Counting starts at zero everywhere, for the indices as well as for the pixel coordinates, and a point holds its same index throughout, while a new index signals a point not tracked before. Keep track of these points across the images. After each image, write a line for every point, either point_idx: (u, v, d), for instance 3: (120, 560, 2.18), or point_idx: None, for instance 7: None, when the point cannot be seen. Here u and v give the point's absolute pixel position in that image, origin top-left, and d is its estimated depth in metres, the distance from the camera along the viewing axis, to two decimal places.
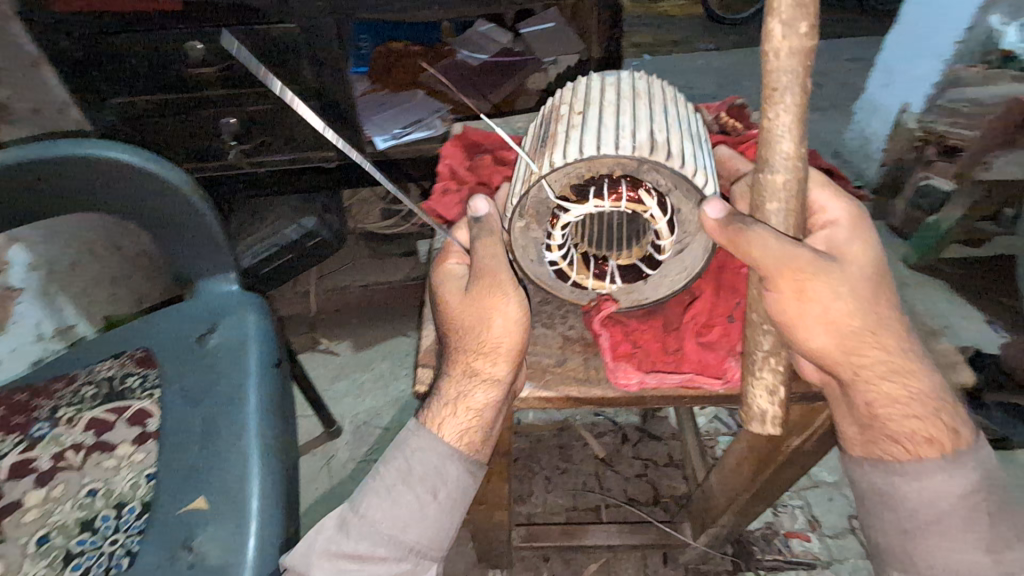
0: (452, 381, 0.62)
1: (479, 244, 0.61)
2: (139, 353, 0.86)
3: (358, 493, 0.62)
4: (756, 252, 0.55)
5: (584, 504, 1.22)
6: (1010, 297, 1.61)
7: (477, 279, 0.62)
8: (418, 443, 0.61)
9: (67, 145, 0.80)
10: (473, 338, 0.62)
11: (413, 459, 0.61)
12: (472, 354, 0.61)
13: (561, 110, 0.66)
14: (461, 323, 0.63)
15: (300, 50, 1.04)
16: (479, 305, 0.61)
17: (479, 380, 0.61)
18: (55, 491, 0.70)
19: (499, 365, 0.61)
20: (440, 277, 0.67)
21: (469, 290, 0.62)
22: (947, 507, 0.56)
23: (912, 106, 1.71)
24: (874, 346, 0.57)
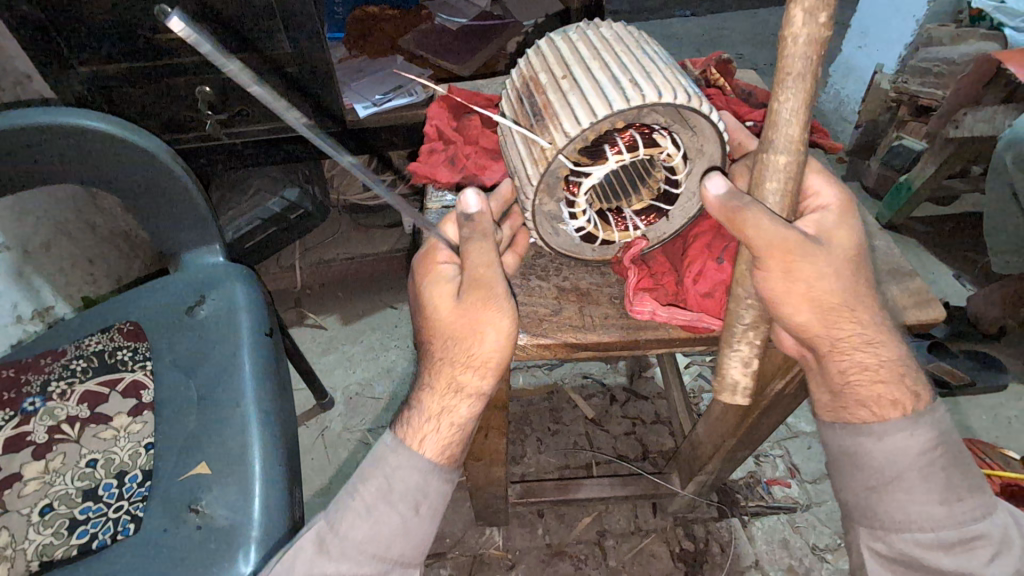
0: (436, 394, 0.61)
1: (472, 246, 0.60)
2: (128, 327, 0.85)
3: (336, 506, 0.59)
4: (750, 230, 0.56)
5: (575, 462, 1.25)
6: (977, 252, 1.67)
7: (471, 289, 0.60)
8: (398, 460, 0.59)
9: (38, 114, 0.76)
10: (461, 349, 0.60)
11: (394, 476, 0.59)
12: (459, 367, 0.60)
13: (540, 78, 0.62)
14: (450, 332, 0.61)
15: (274, 13, 1.00)
16: (470, 315, 0.59)
17: (465, 393, 0.61)
18: (54, 463, 0.70)
19: (487, 379, 0.60)
20: (429, 277, 0.63)
21: (461, 299, 0.60)
22: (906, 463, 0.58)
23: (886, 67, 1.74)
24: (851, 320, 0.59)
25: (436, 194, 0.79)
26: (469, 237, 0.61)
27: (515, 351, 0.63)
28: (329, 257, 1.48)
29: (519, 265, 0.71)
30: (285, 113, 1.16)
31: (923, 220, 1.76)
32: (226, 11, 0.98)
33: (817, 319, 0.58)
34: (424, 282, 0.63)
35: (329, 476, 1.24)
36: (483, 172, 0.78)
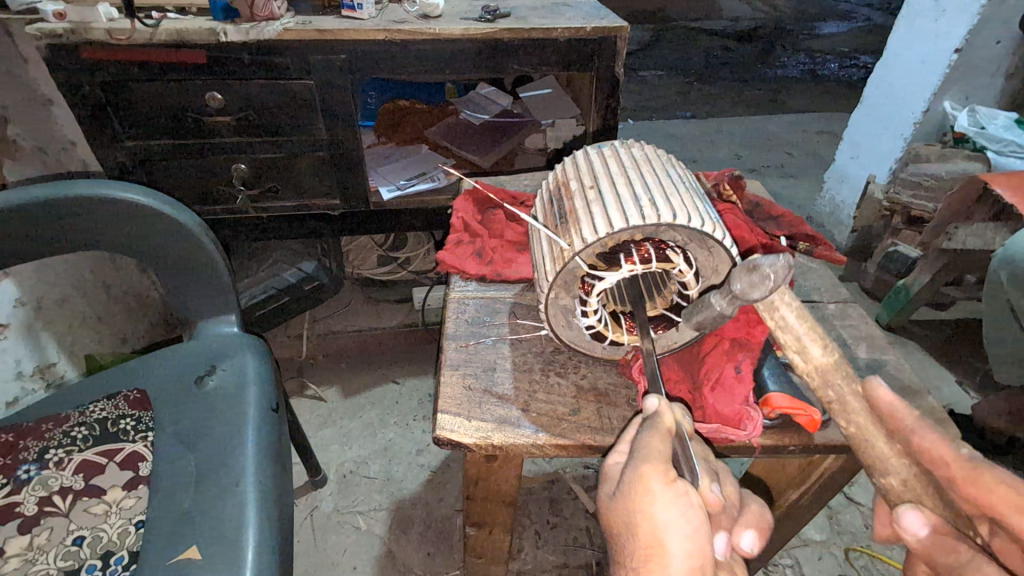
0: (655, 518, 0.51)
1: (606, 503, 0.56)
2: (134, 394, 0.84)
3: (655, 548, 0.51)
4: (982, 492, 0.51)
5: (575, 561, 1.19)
6: (978, 359, 1.70)
7: (623, 484, 0.54)
8: (667, 527, 0.51)
9: (85, 187, 0.81)
10: (635, 540, 0.53)
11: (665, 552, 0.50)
12: (645, 554, 0.52)
13: (570, 185, 0.66)
14: (620, 526, 0.55)
15: (315, 105, 1.09)
16: (627, 506, 0.53)
17: (670, 505, 0.51)
18: (40, 538, 0.67)
19: (680, 547, 0.50)
20: (642, 516, 0.52)
21: (618, 492, 0.54)
22: None
23: (879, 178, 1.88)
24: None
25: (460, 283, 0.81)
26: (641, 431, 0.59)
27: (533, 450, 0.62)
28: (338, 328, 1.58)
29: (539, 360, 0.71)
30: (313, 193, 1.22)
31: (920, 324, 1.80)
32: (273, 100, 1.06)
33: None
34: (649, 521, 0.51)
35: (315, 562, 1.17)
36: (509, 265, 0.82)
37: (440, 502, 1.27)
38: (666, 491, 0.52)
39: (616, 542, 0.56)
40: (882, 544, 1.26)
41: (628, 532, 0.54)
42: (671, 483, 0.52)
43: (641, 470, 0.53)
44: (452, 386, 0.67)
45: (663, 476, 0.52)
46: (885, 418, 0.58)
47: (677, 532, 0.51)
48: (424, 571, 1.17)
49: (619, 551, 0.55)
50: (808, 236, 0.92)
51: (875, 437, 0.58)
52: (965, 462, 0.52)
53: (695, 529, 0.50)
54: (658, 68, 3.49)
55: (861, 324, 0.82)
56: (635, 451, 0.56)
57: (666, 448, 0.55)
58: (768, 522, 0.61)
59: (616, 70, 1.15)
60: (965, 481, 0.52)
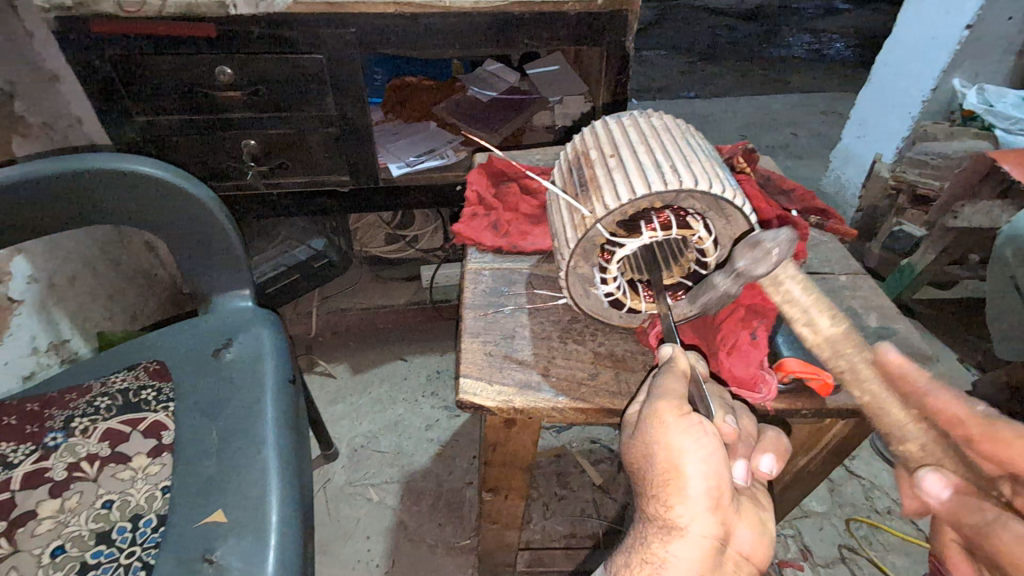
0: (671, 448, 0.53)
1: (623, 440, 0.59)
2: (153, 366, 0.85)
3: (672, 474, 0.53)
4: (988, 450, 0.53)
5: (583, 531, 1.21)
6: (980, 337, 1.71)
7: (640, 421, 0.57)
8: (683, 452, 0.53)
9: (101, 159, 0.82)
10: (653, 470, 0.55)
11: (683, 478, 0.52)
12: (661, 482, 0.53)
13: (590, 154, 0.66)
14: (638, 459, 0.57)
15: (326, 79, 1.08)
16: (645, 439, 0.56)
17: (685, 433, 0.53)
18: (71, 501, 0.69)
19: (697, 472, 0.52)
20: (660, 445, 0.54)
21: (635, 430, 0.57)
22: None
23: (885, 157, 1.88)
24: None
25: (476, 255, 0.82)
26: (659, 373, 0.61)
27: (552, 414, 0.64)
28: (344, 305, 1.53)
29: (557, 328, 0.72)
30: (324, 168, 1.22)
31: (924, 302, 1.82)
32: (283, 74, 1.06)
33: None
34: (665, 449, 0.54)
35: (329, 532, 1.20)
36: (525, 237, 0.82)
37: (450, 474, 1.30)
38: (679, 423, 0.54)
39: (636, 478, 0.58)
40: (881, 515, 1.29)
41: (645, 466, 0.56)
42: (685, 416, 0.54)
43: (656, 406, 0.56)
44: (471, 353, 0.68)
45: (676, 410, 0.55)
46: (894, 382, 0.59)
47: (693, 456, 0.52)
48: (436, 541, 1.20)
49: (639, 487, 0.57)
50: (819, 210, 0.94)
51: (890, 401, 0.59)
52: (981, 420, 0.55)
53: (710, 453, 0.52)
54: (661, 47, 3.45)
55: (873, 295, 0.83)
56: (652, 393, 0.58)
57: (681, 388, 0.58)
58: (787, 448, 0.61)
59: (627, 44, 1.14)
60: (982, 437, 0.55)
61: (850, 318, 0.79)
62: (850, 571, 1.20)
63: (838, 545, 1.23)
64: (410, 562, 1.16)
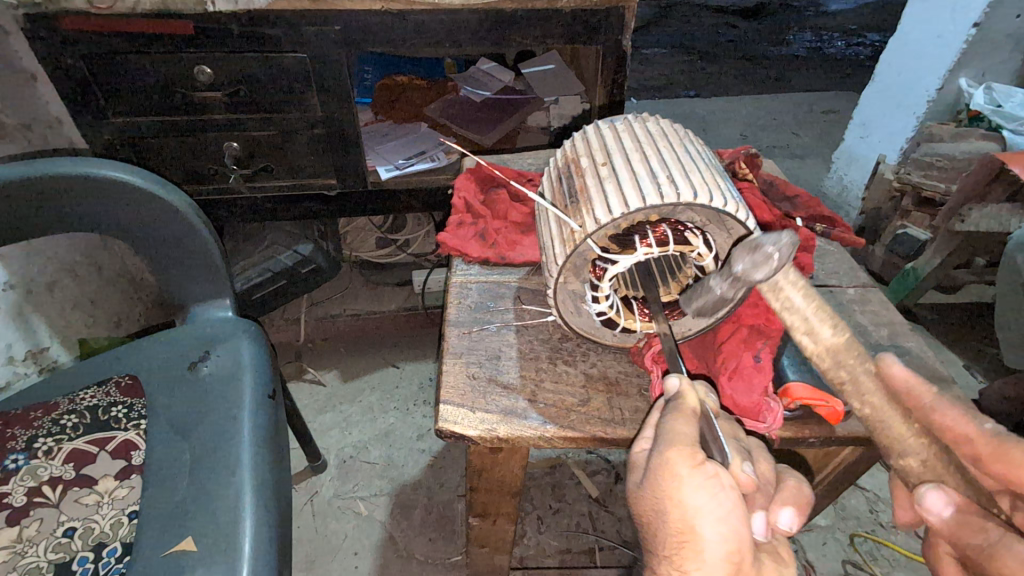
0: (684, 504, 0.50)
1: (630, 485, 0.56)
2: (126, 380, 0.81)
3: (686, 534, 0.50)
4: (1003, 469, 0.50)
5: (578, 546, 1.17)
6: (987, 343, 1.68)
7: (649, 470, 0.53)
8: (698, 512, 0.49)
9: (68, 164, 0.77)
10: (665, 527, 0.52)
11: (699, 541, 0.49)
12: (676, 541, 0.50)
13: (581, 162, 0.62)
14: (649, 512, 0.54)
15: (310, 79, 1.04)
16: (654, 491, 0.52)
17: (701, 488, 0.49)
18: (29, 530, 0.65)
19: (714, 535, 0.49)
20: (673, 500, 0.50)
21: (644, 479, 0.53)
22: None
23: (889, 158, 1.83)
24: None
25: (462, 266, 0.78)
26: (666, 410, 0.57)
27: (540, 442, 0.60)
28: (335, 311, 1.49)
29: (546, 348, 0.68)
30: (310, 172, 1.18)
31: (928, 307, 1.78)
32: (264, 74, 1.02)
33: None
34: (678, 506, 0.50)
35: (315, 548, 1.16)
36: (513, 248, 0.78)
37: (442, 487, 1.26)
38: (694, 476, 0.50)
39: (646, 531, 0.55)
40: (886, 530, 1.25)
41: (657, 522, 0.53)
42: (699, 467, 0.50)
43: (666, 455, 0.51)
44: (455, 375, 0.64)
45: (690, 461, 0.50)
46: (898, 398, 0.56)
47: (709, 516, 0.49)
48: (426, 557, 1.16)
49: (650, 542, 0.54)
50: (824, 217, 0.90)
51: (891, 417, 0.57)
52: (991, 438, 0.51)
53: (728, 511, 0.49)
54: (661, 46, 3.40)
55: (881, 309, 0.79)
56: (660, 437, 0.54)
57: (691, 432, 0.53)
58: (808, 497, 0.59)
59: (624, 43, 1.10)
60: (992, 457, 0.50)
61: (857, 335, 0.75)
62: None
63: (842, 561, 1.19)
64: None
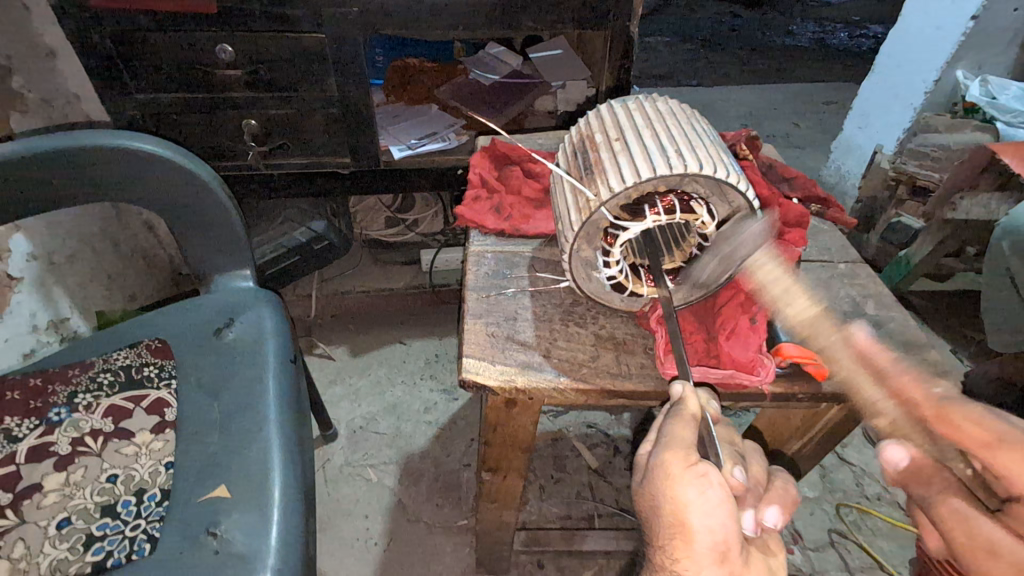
0: (676, 500, 0.54)
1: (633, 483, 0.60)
2: (155, 344, 0.85)
3: (679, 528, 0.54)
4: (957, 425, 0.55)
5: (578, 513, 1.24)
6: (972, 329, 1.74)
7: (649, 469, 0.57)
8: (689, 507, 0.53)
9: (102, 136, 0.81)
10: (661, 520, 0.56)
11: (689, 536, 0.53)
12: (669, 534, 0.55)
13: (595, 138, 0.67)
14: (647, 508, 0.58)
15: (327, 59, 1.07)
16: (652, 488, 0.57)
17: (692, 486, 0.54)
18: (76, 475, 0.69)
19: (703, 529, 0.53)
20: (667, 497, 0.54)
21: (644, 478, 0.58)
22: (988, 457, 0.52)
23: (885, 148, 1.87)
24: (992, 448, 0.52)
25: (479, 237, 0.82)
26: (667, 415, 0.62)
27: (554, 394, 0.65)
28: (345, 287, 1.56)
29: (559, 311, 0.73)
30: (325, 150, 1.22)
31: (918, 294, 1.84)
32: (283, 54, 1.05)
33: (985, 445, 0.52)
34: (672, 502, 0.54)
35: (328, 511, 1.22)
36: (527, 221, 0.83)
37: (448, 456, 1.31)
38: (687, 474, 0.54)
39: (646, 525, 0.59)
40: (870, 501, 1.31)
41: (655, 516, 0.57)
42: (692, 467, 0.55)
43: (663, 456, 0.56)
44: (473, 335, 0.68)
45: (683, 461, 0.55)
46: (867, 363, 0.65)
47: (699, 510, 0.53)
48: (434, 521, 1.21)
49: (649, 534, 0.58)
50: (819, 198, 0.95)
51: (862, 380, 0.65)
52: (934, 402, 0.58)
53: (716, 506, 0.53)
54: (665, 34, 3.41)
55: (870, 283, 0.84)
56: (659, 439, 0.59)
57: (689, 435, 0.57)
58: (794, 499, 0.64)
59: (631, 29, 1.14)
60: (936, 419, 0.57)
61: (848, 306, 0.80)
62: (839, 555, 1.23)
63: (828, 530, 1.26)
64: (409, 541, 1.18)
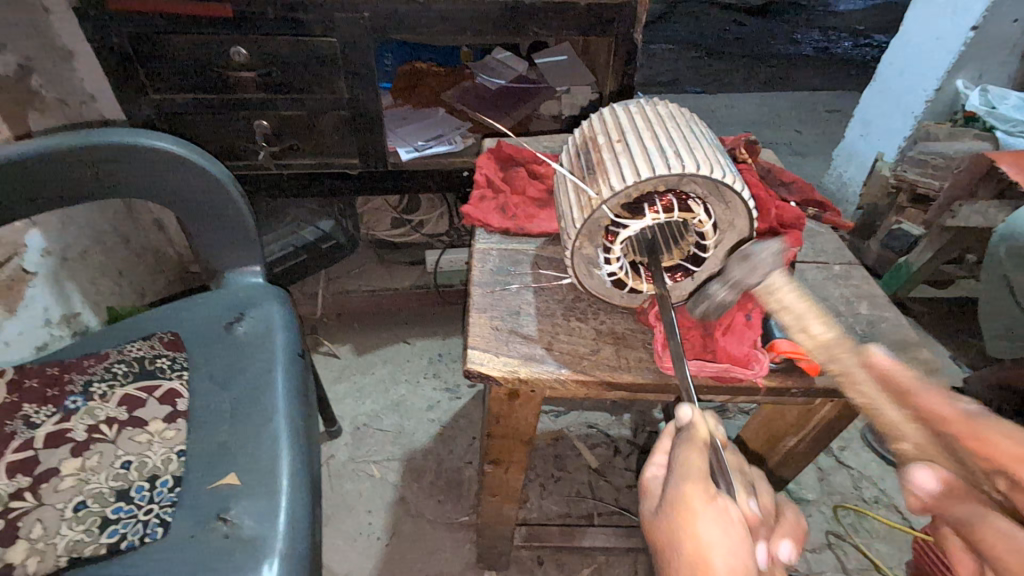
0: (697, 536, 0.53)
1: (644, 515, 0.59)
2: (168, 337, 0.87)
3: (699, 566, 0.52)
4: (990, 443, 0.56)
5: (578, 511, 1.25)
6: (971, 335, 1.75)
7: (664, 503, 0.57)
8: (710, 544, 0.52)
9: (121, 134, 0.84)
10: (677, 557, 0.54)
11: (709, 575, 0.52)
12: (688, 573, 0.53)
13: (597, 139, 0.69)
14: (661, 543, 0.57)
15: (338, 62, 1.10)
16: (669, 524, 0.55)
17: (713, 522, 0.53)
18: (91, 461, 0.70)
19: (725, 568, 0.51)
20: (688, 534, 0.54)
21: (659, 512, 0.57)
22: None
23: (886, 156, 1.89)
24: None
25: (484, 235, 0.84)
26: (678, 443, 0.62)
27: (555, 385, 0.67)
28: (350, 287, 1.55)
29: (561, 306, 0.75)
30: (334, 151, 1.25)
31: (918, 300, 1.85)
32: (295, 56, 1.08)
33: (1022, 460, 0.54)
34: (693, 539, 0.53)
35: (332, 505, 1.24)
36: (531, 220, 0.85)
37: (450, 454, 1.33)
38: (708, 510, 0.54)
39: (657, 559, 0.58)
40: (867, 504, 1.33)
41: (670, 551, 0.55)
42: (712, 502, 0.54)
43: (682, 489, 0.55)
44: (477, 329, 0.71)
45: (704, 496, 0.55)
46: (888, 382, 0.62)
47: (720, 548, 0.52)
48: (436, 517, 1.23)
49: (661, 569, 0.57)
50: (817, 202, 0.97)
51: (888, 406, 0.61)
52: (960, 419, 0.58)
53: (737, 543, 0.52)
54: (669, 42, 3.45)
55: (865, 285, 0.86)
56: (673, 470, 0.58)
57: (705, 467, 0.57)
58: (801, 527, 0.65)
59: (635, 36, 1.16)
60: (967, 437, 0.57)
61: (843, 306, 0.82)
62: (836, 556, 1.24)
63: (825, 531, 1.27)
64: (411, 536, 1.20)
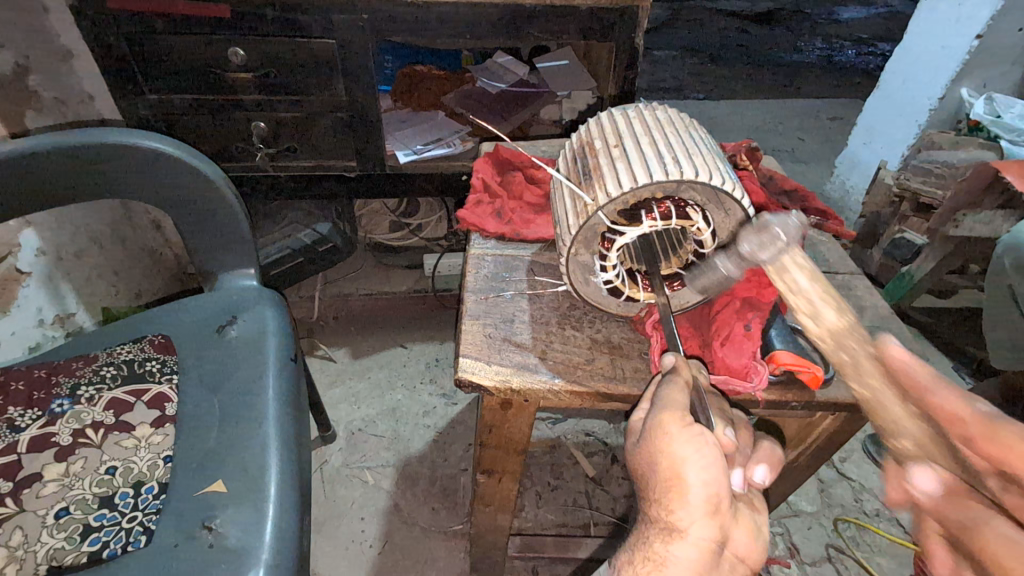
0: (672, 456, 0.54)
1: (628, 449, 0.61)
2: (158, 339, 0.86)
3: (674, 484, 0.54)
4: None
5: (574, 520, 1.23)
6: (975, 346, 1.73)
7: (645, 433, 0.58)
8: (683, 461, 0.54)
9: (113, 133, 0.83)
10: (656, 479, 0.56)
11: (683, 490, 0.53)
12: (664, 491, 0.55)
13: (595, 144, 0.68)
14: (643, 470, 0.58)
15: (336, 64, 1.09)
16: (649, 450, 0.57)
17: (687, 442, 0.54)
18: (75, 466, 0.69)
19: (698, 483, 0.53)
20: (664, 455, 0.55)
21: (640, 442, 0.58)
22: None
23: (889, 164, 1.88)
24: None
25: (480, 240, 0.83)
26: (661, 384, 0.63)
27: (548, 395, 0.65)
28: (347, 290, 1.59)
29: (556, 314, 0.74)
30: (331, 153, 1.24)
31: (921, 310, 1.83)
32: (293, 58, 1.07)
33: None
34: (668, 459, 0.54)
35: (324, 512, 1.22)
36: (528, 226, 0.84)
37: (446, 460, 1.31)
38: (683, 433, 0.55)
39: (641, 487, 0.59)
40: (869, 517, 1.31)
41: (650, 473, 0.57)
42: (688, 427, 0.55)
43: (660, 416, 0.57)
44: (471, 336, 0.69)
45: (679, 421, 0.56)
46: None
47: (694, 465, 0.53)
48: (430, 525, 1.21)
49: (644, 495, 0.58)
50: (819, 210, 0.95)
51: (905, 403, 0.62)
52: None
53: (711, 460, 0.53)
54: (673, 48, 3.45)
55: (868, 295, 0.84)
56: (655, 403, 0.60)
57: (683, 398, 0.58)
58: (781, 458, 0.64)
59: (636, 41, 1.15)
60: None
61: None
62: (836, 570, 1.22)
63: (825, 545, 1.25)
64: (404, 544, 1.18)
